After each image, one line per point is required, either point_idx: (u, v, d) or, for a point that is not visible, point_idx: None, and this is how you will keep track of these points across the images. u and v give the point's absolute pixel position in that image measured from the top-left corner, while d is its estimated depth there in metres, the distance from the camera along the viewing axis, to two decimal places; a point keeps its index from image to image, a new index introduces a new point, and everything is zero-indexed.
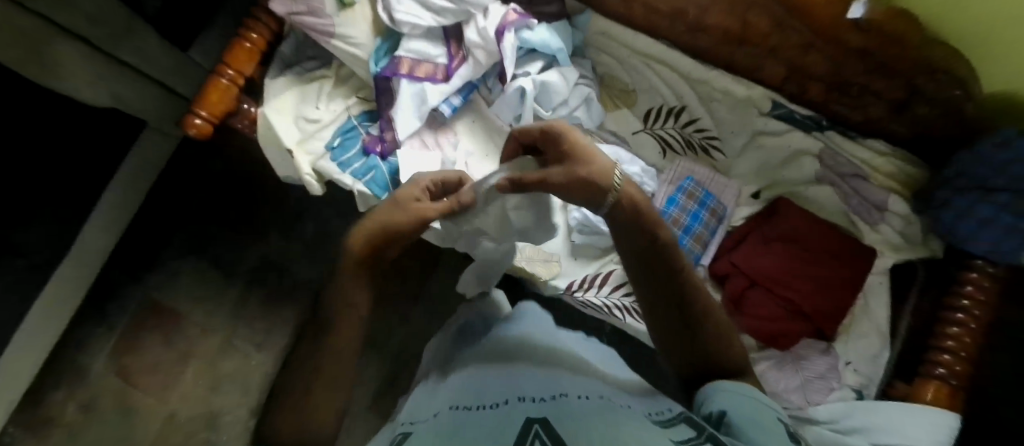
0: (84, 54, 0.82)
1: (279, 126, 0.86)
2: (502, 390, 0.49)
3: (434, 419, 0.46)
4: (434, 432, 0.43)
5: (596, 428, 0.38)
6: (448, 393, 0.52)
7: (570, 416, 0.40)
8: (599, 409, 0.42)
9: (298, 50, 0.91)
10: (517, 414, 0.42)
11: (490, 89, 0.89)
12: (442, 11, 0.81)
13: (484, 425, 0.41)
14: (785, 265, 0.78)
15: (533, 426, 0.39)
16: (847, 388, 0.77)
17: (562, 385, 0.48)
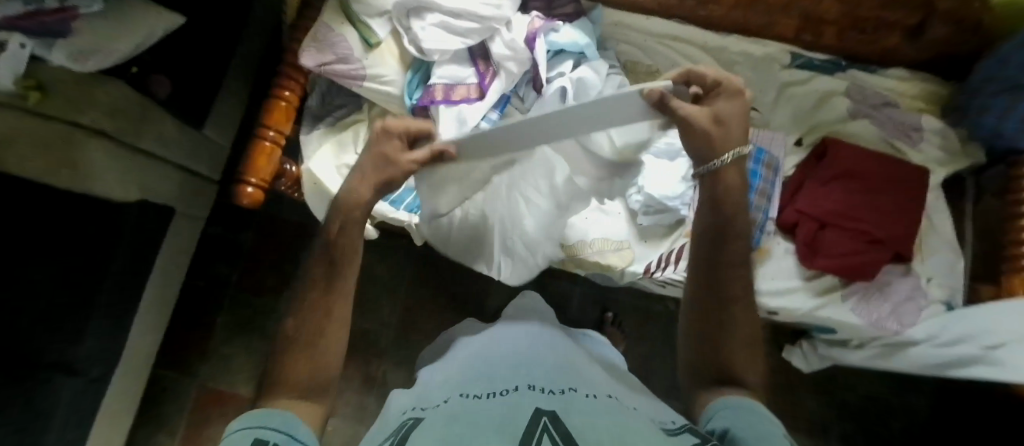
0: (113, 153, 0.73)
1: (326, 180, 0.86)
2: (512, 381, 0.47)
3: (442, 405, 0.44)
4: (440, 422, 0.40)
5: (603, 429, 0.36)
6: (451, 384, 0.51)
7: (578, 411, 0.39)
8: (608, 407, 0.42)
9: (325, 103, 0.92)
10: (528, 404, 0.41)
11: (523, 100, 0.90)
12: (467, 32, 0.82)
13: (495, 414, 0.39)
14: (847, 201, 0.81)
15: (542, 418, 0.38)
16: (935, 302, 0.81)
17: (575, 382, 0.48)
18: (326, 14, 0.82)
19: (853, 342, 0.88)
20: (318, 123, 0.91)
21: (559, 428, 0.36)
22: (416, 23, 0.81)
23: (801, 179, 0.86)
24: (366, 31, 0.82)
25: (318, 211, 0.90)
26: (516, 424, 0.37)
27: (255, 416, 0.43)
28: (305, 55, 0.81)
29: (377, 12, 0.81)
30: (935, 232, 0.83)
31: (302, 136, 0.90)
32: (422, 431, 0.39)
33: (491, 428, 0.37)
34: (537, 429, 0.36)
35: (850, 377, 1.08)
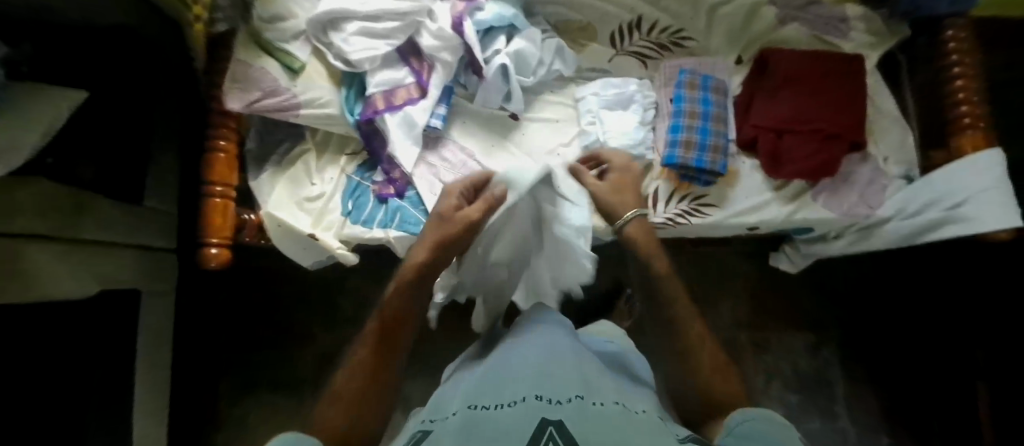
0: (58, 253, 0.64)
1: (290, 219, 0.82)
2: (524, 381, 0.47)
3: (448, 420, 0.44)
4: (452, 435, 0.40)
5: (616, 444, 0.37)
6: (467, 388, 0.50)
7: (586, 421, 0.39)
8: (621, 417, 0.41)
9: (265, 144, 0.88)
10: (535, 412, 0.40)
11: (466, 87, 0.89)
12: (391, 33, 0.79)
13: (506, 427, 0.39)
14: (798, 105, 0.84)
15: (547, 430, 0.37)
16: (895, 179, 0.86)
17: (588, 380, 0.47)
18: (238, 51, 0.77)
19: (833, 235, 0.92)
20: (264, 165, 0.86)
21: (565, 437, 0.37)
22: (336, 36, 0.78)
23: (749, 94, 0.88)
24: (287, 57, 0.78)
25: (291, 252, 0.87)
26: (522, 437, 0.37)
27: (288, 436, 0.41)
28: (230, 99, 0.76)
29: (294, 35, 0.78)
30: (884, 113, 0.87)
31: (252, 181, 0.85)
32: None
33: (502, 438, 0.38)
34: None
35: (835, 267, 1.14)
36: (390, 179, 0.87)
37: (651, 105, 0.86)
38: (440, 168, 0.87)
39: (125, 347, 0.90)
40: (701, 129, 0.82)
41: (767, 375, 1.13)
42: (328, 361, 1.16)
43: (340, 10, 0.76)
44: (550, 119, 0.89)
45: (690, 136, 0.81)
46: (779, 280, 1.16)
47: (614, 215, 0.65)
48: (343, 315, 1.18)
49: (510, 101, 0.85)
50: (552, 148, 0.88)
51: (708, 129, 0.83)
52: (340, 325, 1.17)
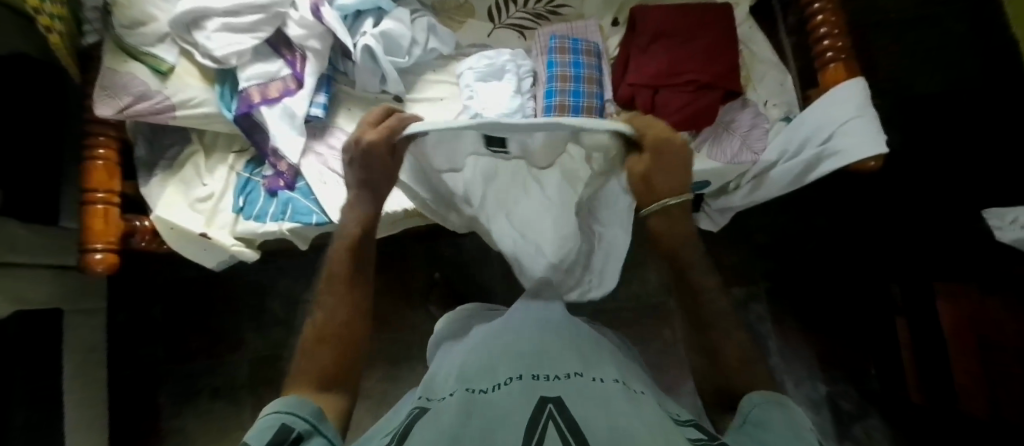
0: None
1: (180, 220, 0.83)
2: (520, 359, 0.48)
3: (447, 401, 0.43)
4: (446, 415, 0.40)
5: (606, 418, 0.37)
6: (461, 367, 0.51)
7: (582, 396, 0.40)
8: (611, 393, 0.42)
9: (154, 148, 0.88)
10: (530, 390, 0.41)
11: (346, 74, 0.90)
12: (255, 26, 0.80)
13: (504, 404, 0.40)
14: (667, 57, 0.85)
15: (550, 405, 0.38)
16: (776, 121, 0.86)
17: (581, 360, 0.48)
18: (106, 58, 0.78)
19: (732, 186, 0.91)
20: (154, 171, 0.87)
21: (565, 414, 0.37)
22: (199, 34, 0.79)
23: (625, 54, 0.90)
24: (153, 60, 0.79)
25: (191, 253, 0.88)
26: (521, 412, 0.38)
27: (288, 399, 0.45)
28: (101, 106, 0.76)
29: (159, 38, 0.80)
30: (757, 59, 0.89)
31: (142, 187, 0.86)
32: (424, 433, 0.39)
33: (499, 422, 0.38)
34: (541, 419, 0.37)
35: (755, 221, 1.14)
36: (278, 172, 0.87)
37: (526, 74, 0.89)
38: (327, 156, 0.88)
39: (49, 362, 0.92)
40: (573, 92, 0.85)
41: None
42: (263, 364, 1.17)
43: (198, 8, 0.77)
44: (435, 98, 0.91)
45: (562, 100, 0.84)
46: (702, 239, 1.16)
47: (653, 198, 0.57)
48: (274, 316, 1.19)
49: (386, 83, 0.86)
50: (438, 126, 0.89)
51: (580, 91, 0.85)
52: (272, 326, 1.18)
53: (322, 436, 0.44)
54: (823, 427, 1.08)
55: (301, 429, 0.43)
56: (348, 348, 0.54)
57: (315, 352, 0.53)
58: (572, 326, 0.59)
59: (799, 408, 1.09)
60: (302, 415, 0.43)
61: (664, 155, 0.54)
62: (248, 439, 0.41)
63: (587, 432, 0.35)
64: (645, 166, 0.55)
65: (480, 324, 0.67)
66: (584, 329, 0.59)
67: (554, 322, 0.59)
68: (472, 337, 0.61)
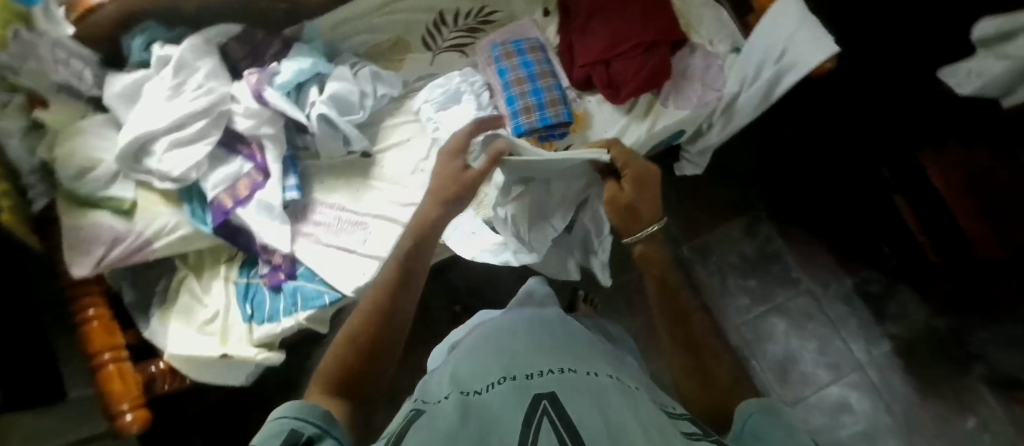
0: None
1: (194, 350, 0.79)
2: (514, 363, 0.48)
3: (441, 403, 0.42)
4: (443, 413, 0.39)
5: (599, 411, 0.37)
6: (458, 370, 0.50)
7: (578, 393, 0.40)
8: (607, 388, 0.42)
9: (142, 288, 0.84)
10: (524, 389, 0.41)
11: (307, 148, 0.89)
12: (203, 132, 0.78)
13: (499, 402, 0.39)
14: (609, 29, 0.87)
15: (543, 401, 0.39)
16: (727, 54, 0.89)
17: (574, 360, 0.49)
18: (62, 216, 0.74)
19: (705, 126, 0.92)
20: (150, 311, 0.83)
21: (559, 410, 0.37)
22: (150, 160, 0.76)
23: (566, 39, 0.91)
24: (114, 201, 0.76)
25: (214, 378, 0.84)
26: (515, 411, 0.38)
27: (297, 401, 0.37)
28: (78, 267, 0.72)
29: (111, 177, 0.76)
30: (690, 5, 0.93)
31: (145, 331, 0.82)
32: (419, 430, 0.37)
33: (494, 421, 0.37)
34: (536, 415, 0.37)
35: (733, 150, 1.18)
36: (274, 266, 0.84)
37: (481, 88, 0.90)
38: (318, 234, 0.86)
39: None
40: (533, 91, 0.85)
41: (720, 272, 1.16)
42: None
43: (141, 135, 0.74)
44: (401, 141, 0.91)
45: (526, 102, 0.84)
46: (691, 184, 1.19)
47: (639, 218, 0.62)
48: None
49: (352, 143, 0.85)
50: (414, 167, 0.89)
51: (540, 87, 0.86)
52: None
53: (334, 439, 0.36)
54: (862, 316, 1.12)
55: (310, 433, 0.35)
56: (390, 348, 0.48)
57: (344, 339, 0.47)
58: (562, 324, 0.60)
59: (834, 307, 1.13)
60: (311, 420, 0.36)
61: (642, 186, 0.64)
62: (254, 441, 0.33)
63: (582, 427, 0.35)
64: (630, 195, 0.63)
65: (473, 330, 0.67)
66: (574, 333, 0.59)
67: (544, 326, 0.59)
68: (466, 340, 0.60)
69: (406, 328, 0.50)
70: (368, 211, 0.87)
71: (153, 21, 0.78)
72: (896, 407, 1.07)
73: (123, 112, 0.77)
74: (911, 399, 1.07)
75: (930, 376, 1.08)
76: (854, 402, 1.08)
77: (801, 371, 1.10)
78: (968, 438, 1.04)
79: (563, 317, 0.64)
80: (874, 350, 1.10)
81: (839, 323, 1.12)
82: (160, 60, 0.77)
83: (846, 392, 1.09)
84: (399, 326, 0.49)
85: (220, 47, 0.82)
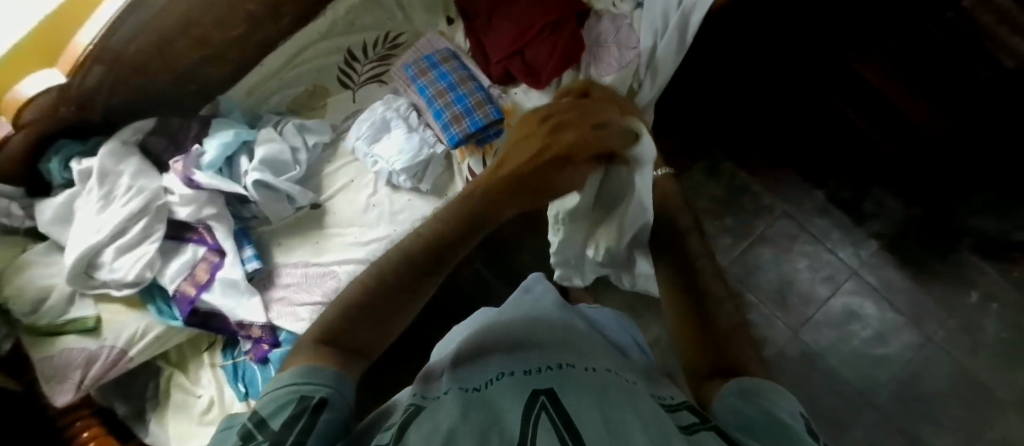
0: None
1: (198, 443, 0.78)
2: (517, 359, 0.43)
3: (440, 399, 0.37)
4: (441, 407, 0.34)
5: (599, 405, 0.33)
6: (461, 365, 0.45)
7: (578, 387, 0.36)
8: (607, 382, 0.38)
9: (133, 398, 0.84)
10: (524, 386, 0.37)
11: (255, 216, 0.89)
12: (147, 230, 0.79)
13: (503, 397, 0.35)
14: (511, 21, 0.88)
15: (544, 398, 0.34)
16: (633, 12, 0.90)
17: (571, 355, 0.45)
18: (30, 352, 0.73)
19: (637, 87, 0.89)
20: (147, 416, 0.83)
21: (558, 405, 0.33)
22: (101, 272, 0.76)
23: (475, 39, 0.92)
24: (75, 323, 0.75)
25: None
26: (514, 408, 0.33)
27: (303, 366, 0.35)
28: (58, 396, 0.71)
29: (68, 299, 0.76)
30: None
31: (147, 438, 0.81)
32: (417, 428, 0.32)
33: (492, 416, 0.33)
34: (535, 411, 0.32)
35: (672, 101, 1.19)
36: (256, 340, 0.83)
37: (408, 110, 0.91)
38: (290, 295, 0.85)
39: None
40: (457, 98, 0.87)
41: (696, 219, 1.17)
42: None
43: (85, 250, 0.74)
44: (346, 183, 0.91)
45: (453, 112, 0.86)
46: None
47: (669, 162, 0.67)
48: None
49: (295, 199, 0.85)
50: (366, 203, 0.89)
51: (462, 94, 0.87)
52: None
53: (344, 406, 0.34)
54: (842, 223, 1.13)
55: (323, 395, 0.33)
56: (396, 319, 0.44)
57: (356, 293, 0.43)
58: (562, 315, 0.57)
59: (813, 221, 1.14)
60: (317, 380, 0.34)
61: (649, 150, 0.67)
62: (256, 414, 0.32)
63: (584, 425, 0.30)
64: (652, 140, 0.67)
65: (479, 320, 0.61)
66: (576, 329, 0.54)
67: (545, 320, 0.54)
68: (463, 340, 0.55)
69: (415, 306, 0.45)
70: (332, 260, 0.87)
71: (63, 140, 0.80)
72: (899, 301, 1.08)
73: (61, 234, 0.77)
74: (912, 290, 1.08)
75: (922, 261, 1.09)
76: (859, 308, 1.09)
77: (800, 292, 1.11)
78: (975, 311, 1.05)
79: (562, 309, 0.59)
80: (863, 251, 1.11)
81: (823, 235, 1.13)
82: (82, 174, 0.76)
83: (849, 300, 1.09)
84: (413, 296, 0.45)
85: (138, 144, 0.83)
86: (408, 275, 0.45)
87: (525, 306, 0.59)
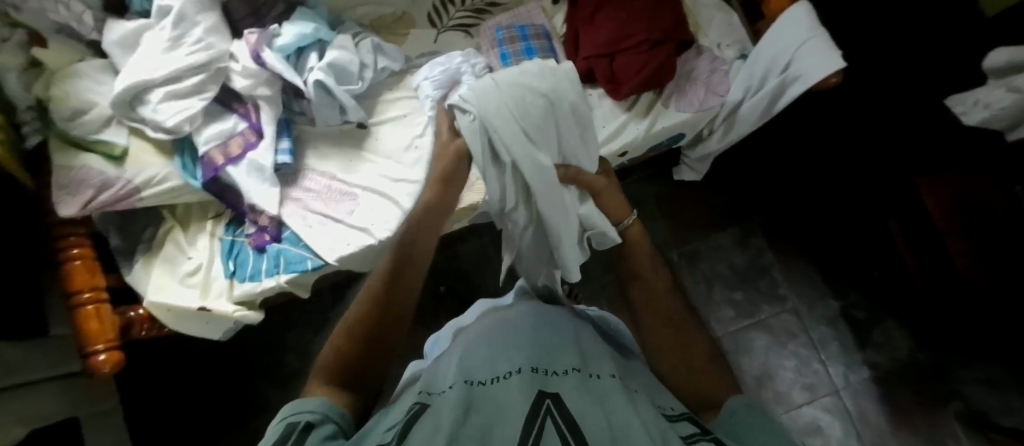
0: None
1: (173, 299, 0.79)
2: (517, 356, 0.46)
3: (445, 394, 0.41)
4: (446, 410, 0.37)
5: (602, 417, 0.36)
6: (466, 359, 0.48)
7: (581, 393, 0.39)
8: (608, 390, 0.41)
9: (129, 235, 0.85)
10: (526, 386, 0.40)
11: (304, 113, 0.89)
12: (200, 87, 0.79)
13: (506, 399, 0.38)
14: (619, 21, 0.86)
15: (549, 402, 0.38)
16: (734, 61, 0.89)
17: (576, 356, 0.47)
18: (54, 156, 0.75)
19: (707, 133, 0.94)
20: (134, 257, 0.84)
21: (562, 411, 0.37)
22: (145, 109, 0.77)
23: (573, 27, 0.92)
24: (105, 146, 0.77)
25: (191, 328, 0.84)
26: (519, 407, 0.37)
27: (296, 400, 0.39)
28: (64, 206, 0.73)
29: (104, 122, 0.77)
30: (702, 6, 0.93)
31: (128, 276, 0.83)
32: (422, 426, 0.36)
33: (497, 423, 0.36)
34: (539, 417, 0.36)
35: (727, 159, 1.19)
36: (260, 227, 0.84)
37: (482, 71, 0.90)
38: (307, 200, 0.86)
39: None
40: None
41: (707, 281, 1.17)
42: None
43: (136, 83, 0.75)
44: (398, 116, 0.91)
45: None
46: (683, 191, 1.21)
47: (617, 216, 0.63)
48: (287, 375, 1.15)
49: (347, 113, 0.85)
50: (409, 143, 0.89)
51: None
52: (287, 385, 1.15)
53: (336, 423, 0.38)
54: (843, 340, 1.12)
55: (310, 419, 0.37)
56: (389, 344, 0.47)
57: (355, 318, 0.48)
58: (572, 322, 0.57)
59: (816, 328, 1.13)
60: (312, 408, 0.38)
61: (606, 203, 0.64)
62: None
63: (586, 431, 0.34)
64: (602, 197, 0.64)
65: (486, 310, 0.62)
66: (585, 332, 0.55)
67: (551, 321, 0.55)
68: (468, 332, 0.57)
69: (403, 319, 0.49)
70: (359, 182, 0.87)
71: None
72: (867, 435, 1.07)
73: (120, 59, 0.79)
74: (883, 429, 1.07)
75: (904, 406, 1.07)
76: (825, 424, 1.08)
77: (777, 388, 1.10)
78: None
79: (567, 316, 0.59)
80: (852, 375, 1.10)
81: (820, 344, 1.12)
82: (161, 11, 0.79)
83: (819, 415, 1.09)
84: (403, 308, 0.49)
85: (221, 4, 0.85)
86: (390, 287, 0.49)
87: (530, 307, 0.59)
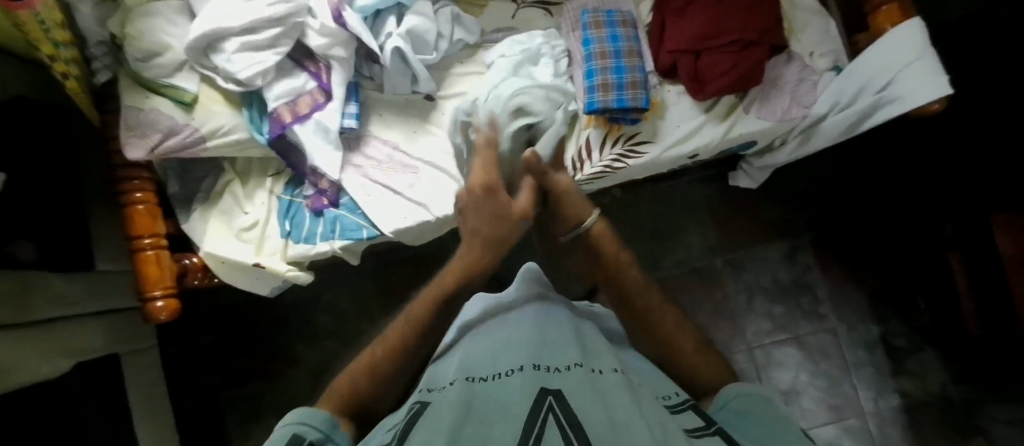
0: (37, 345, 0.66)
1: (229, 253, 0.79)
2: (516, 350, 0.44)
3: (445, 391, 0.40)
4: (445, 409, 0.36)
5: (606, 410, 0.34)
6: (468, 357, 0.46)
7: (582, 387, 0.37)
8: (610, 383, 0.39)
9: (187, 182, 0.84)
10: (528, 382, 0.38)
11: (373, 78, 0.87)
12: (275, 41, 0.77)
13: (507, 395, 0.37)
14: (713, 17, 0.81)
15: (549, 398, 0.35)
16: (825, 72, 0.84)
17: (579, 350, 0.45)
18: (124, 97, 0.74)
19: (778, 143, 0.90)
20: (192, 205, 0.84)
21: (564, 406, 0.34)
22: (218, 57, 0.75)
23: (660, 16, 0.87)
24: (175, 92, 0.76)
25: (241, 282, 0.84)
26: (521, 403, 0.35)
27: (303, 409, 0.40)
28: (131, 149, 0.73)
29: (177, 66, 0.76)
30: (800, 9, 0.87)
31: (185, 224, 0.83)
32: (419, 427, 0.35)
33: (496, 419, 0.34)
34: (540, 412, 0.34)
35: (788, 169, 1.16)
36: (319, 190, 0.83)
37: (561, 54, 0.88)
38: (367, 168, 0.85)
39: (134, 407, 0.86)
40: (615, 68, 0.82)
41: (748, 291, 1.15)
42: None
43: (214, 30, 0.73)
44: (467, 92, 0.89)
45: (605, 78, 0.81)
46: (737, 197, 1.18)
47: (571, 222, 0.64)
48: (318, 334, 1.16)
49: (419, 83, 0.83)
50: None
51: (622, 66, 0.82)
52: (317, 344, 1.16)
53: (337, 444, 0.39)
54: (878, 366, 1.11)
55: (313, 437, 0.38)
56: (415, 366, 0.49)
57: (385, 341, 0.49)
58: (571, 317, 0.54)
59: (853, 351, 1.12)
60: (316, 425, 0.39)
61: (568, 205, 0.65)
62: None
63: (588, 423, 0.32)
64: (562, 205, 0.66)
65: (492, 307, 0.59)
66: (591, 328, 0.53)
67: (554, 316, 0.52)
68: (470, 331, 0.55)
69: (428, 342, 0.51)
70: (421, 156, 0.85)
71: None
72: None
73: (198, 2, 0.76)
74: None
75: (928, 439, 1.07)
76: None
77: (804, 404, 1.10)
78: None
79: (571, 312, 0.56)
80: (881, 401, 1.09)
81: (854, 366, 1.11)
82: None
83: (841, 436, 1.08)
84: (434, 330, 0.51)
85: None
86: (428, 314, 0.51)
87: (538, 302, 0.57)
